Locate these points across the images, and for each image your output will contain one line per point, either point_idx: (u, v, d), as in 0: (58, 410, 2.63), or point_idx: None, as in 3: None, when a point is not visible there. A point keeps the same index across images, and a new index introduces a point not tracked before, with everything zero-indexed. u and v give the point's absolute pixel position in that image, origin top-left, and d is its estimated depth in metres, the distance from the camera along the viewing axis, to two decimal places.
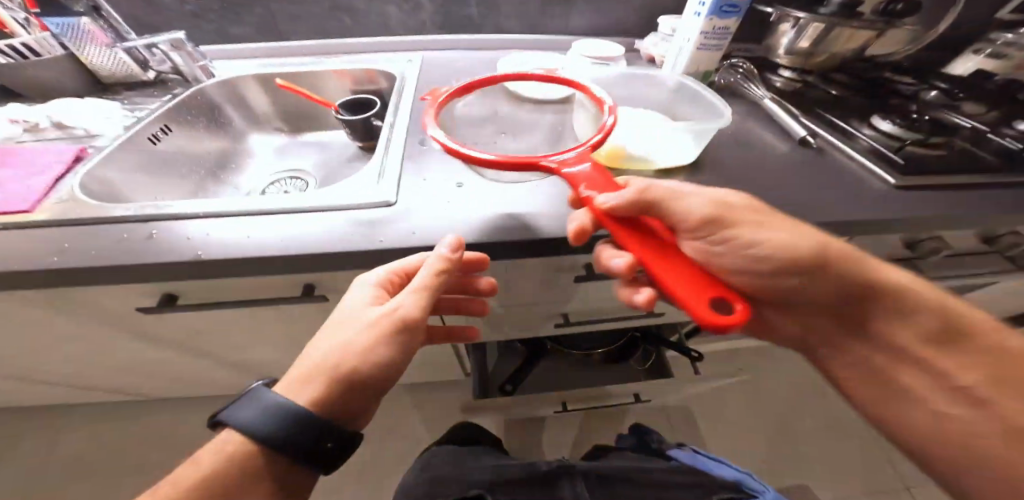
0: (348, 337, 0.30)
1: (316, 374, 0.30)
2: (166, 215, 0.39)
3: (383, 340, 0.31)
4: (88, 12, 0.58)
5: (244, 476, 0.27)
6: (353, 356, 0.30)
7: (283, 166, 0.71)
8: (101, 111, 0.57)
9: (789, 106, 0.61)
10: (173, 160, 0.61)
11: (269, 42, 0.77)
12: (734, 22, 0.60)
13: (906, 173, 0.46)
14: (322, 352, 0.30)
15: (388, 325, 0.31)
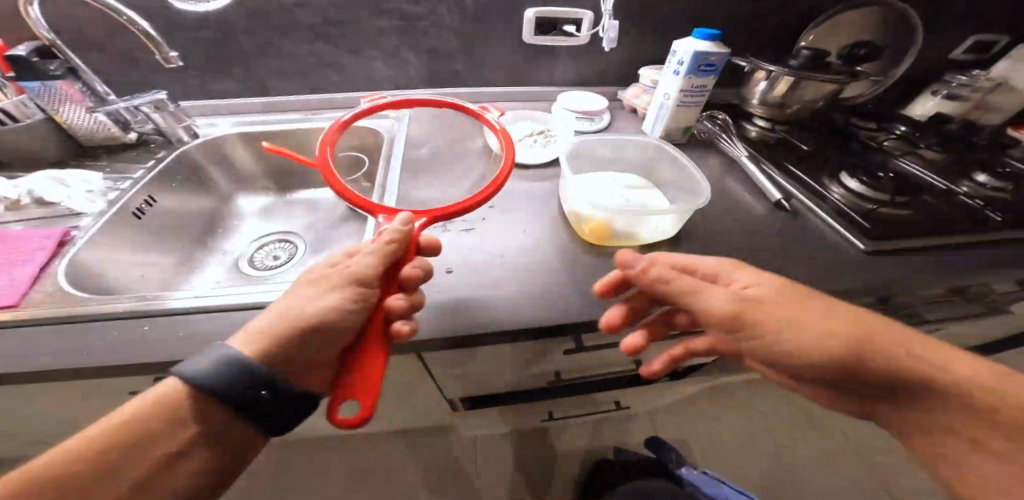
0: (300, 299, 0.33)
1: (266, 327, 0.32)
2: (161, 311, 0.40)
3: (334, 293, 0.33)
4: (64, 74, 0.58)
5: (170, 419, 0.29)
6: (303, 318, 0.31)
7: (271, 228, 0.72)
8: (85, 185, 0.56)
9: (765, 162, 0.64)
10: (160, 234, 0.61)
11: (256, 98, 0.78)
12: (712, 81, 0.62)
13: (874, 238, 0.49)
14: (276, 308, 0.33)
15: (338, 283, 0.33)
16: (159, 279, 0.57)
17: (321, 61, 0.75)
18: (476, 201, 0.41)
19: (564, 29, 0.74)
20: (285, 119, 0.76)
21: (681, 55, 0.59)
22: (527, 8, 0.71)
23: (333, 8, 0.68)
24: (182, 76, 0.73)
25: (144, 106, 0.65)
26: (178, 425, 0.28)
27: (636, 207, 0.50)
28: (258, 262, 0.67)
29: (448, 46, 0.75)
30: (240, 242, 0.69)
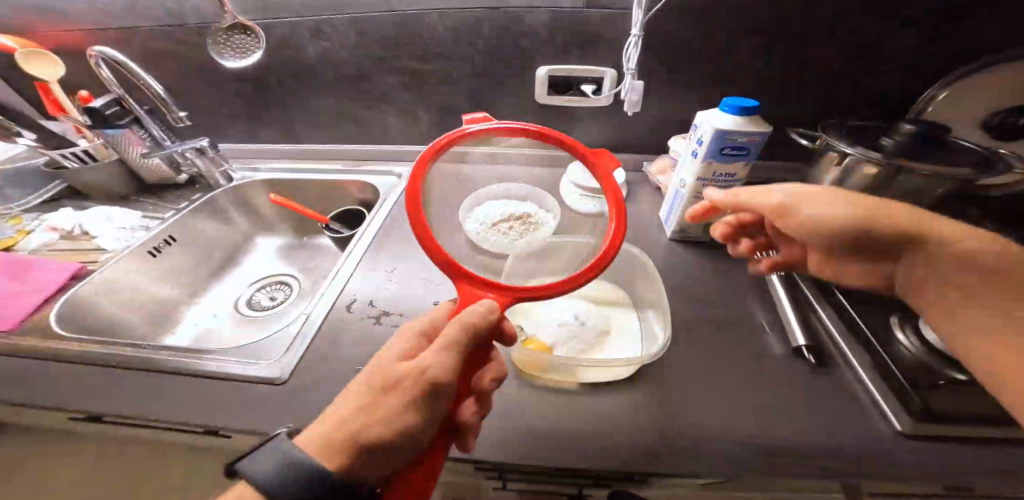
0: (388, 402, 0.28)
1: (334, 432, 0.27)
2: (137, 364, 0.46)
3: (409, 407, 0.28)
4: (130, 123, 0.69)
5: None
6: (385, 426, 0.27)
7: (268, 269, 0.81)
8: (119, 224, 0.70)
9: (802, 287, 0.53)
10: (177, 269, 0.72)
11: (288, 142, 0.85)
12: (743, 167, 0.52)
13: (923, 423, 0.38)
14: (340, 409, 0.28)
15: (412, 390, 0.28)
16: (150, 316, 0.66)
17: (340, 113, 0.79)
18: (551, 293, 0.37)
19: (581, 89, 0.68)
20: (309, 168, 0.82)
21: (702, 130, 0.50)
22: (539, 65, 0.67)
23: (350, 65, 0.71)
24: (235, 120, 0.83)
25: (188, 152, 0.73)
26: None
27: (586, 343, 0.47)
28: (255, 304, 0.75)
29: (458, 103, 0.74)
30: (237, 281, 0.79)
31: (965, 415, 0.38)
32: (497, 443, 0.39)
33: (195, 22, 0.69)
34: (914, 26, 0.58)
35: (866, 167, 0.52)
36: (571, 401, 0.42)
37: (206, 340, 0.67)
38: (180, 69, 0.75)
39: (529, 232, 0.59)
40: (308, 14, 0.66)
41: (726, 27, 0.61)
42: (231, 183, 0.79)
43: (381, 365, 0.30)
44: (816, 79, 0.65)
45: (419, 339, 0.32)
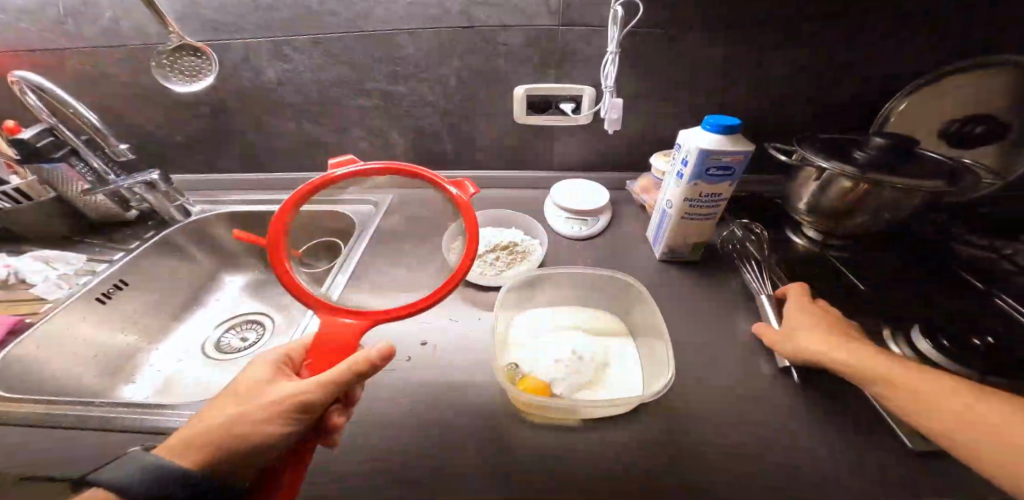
0: (250, 412, 0.31)
1: (197, 441, 0.30)
2: (117, 427, 0.42)
3: (270, 423, 0.31)
4: (67, 155, 0.62)
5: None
6: (247, 435, 0.30)
7: (238, 308, 0.76)
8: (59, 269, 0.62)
9: None
10: (136, 311, 0.66)
11: (252, 172, 0.80)
12: (728, 188, 0.51)
13: (925, 439, 0.39)
14: (215, 417, 0.31)
15: (285, 406, 0.32)
16: (102, 365, 0.58)
17: (307, 139, 0.74)
18: (411, 313, 0.39)
19: (561, 108, 0.67)
20: (278, 199, 0.77)
21: (686, 151, 0.49)
22: (517, 85, 0.65)
23: (315, 88, 0.67)
24: (190, 149, 0.77)
25: (136, 187, 0.66)
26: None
27: (586, 379, 0.45)
28: (224, 346, 0.69)
29: (434, 125, 0.71)
30: (203, 322, 0.73)
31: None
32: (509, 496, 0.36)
33: (137, 44, 0.63)
34: (877, 39, 0.60)
35: (842, 181, 0.53)
36: (584, 446, 0.40)
37: (168, 390, 0.61)
38: (124, 95, 0.69)
39: (516, 263, 0.59)
40: (266, 35, 0.61)
41: (701, 44, 0.61)
42: (190, 218, 0.74)
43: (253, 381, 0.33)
44: (789, 92, 0.66)
45: (282, 362, 0.36)
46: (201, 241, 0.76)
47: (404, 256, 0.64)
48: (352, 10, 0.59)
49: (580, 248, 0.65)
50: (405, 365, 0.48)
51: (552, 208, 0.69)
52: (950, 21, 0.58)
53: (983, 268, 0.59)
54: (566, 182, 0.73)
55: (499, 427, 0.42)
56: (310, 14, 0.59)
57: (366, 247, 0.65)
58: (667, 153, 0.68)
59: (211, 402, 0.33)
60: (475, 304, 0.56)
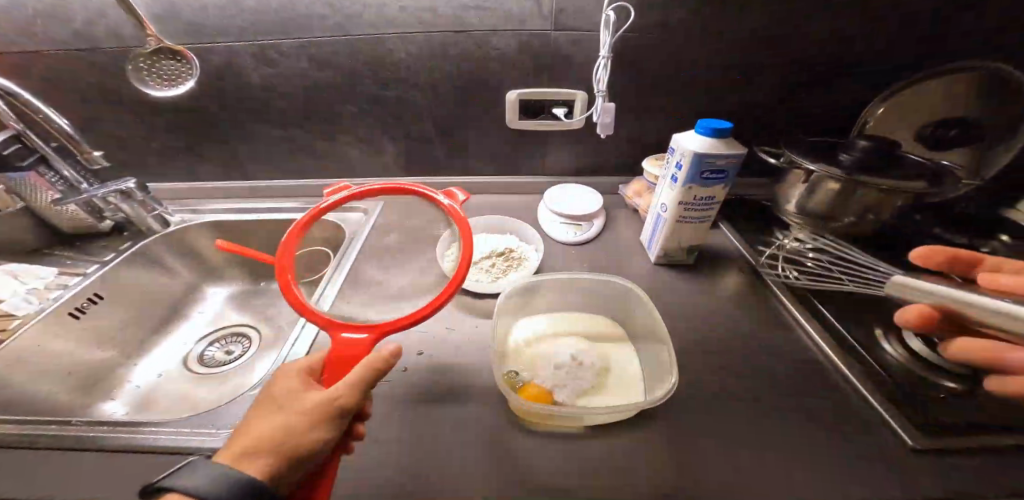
0: (292, 419, 0.31)
1: (250, 448, 0.30)
2: (106, 445, 0.41)
3: (318, 424, 0.31)
4: (37, 164, 0.58)
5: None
6: (294, 440, 0.30)
7: (221, 320, 0.73)
8: (25, 284, 0.58)
9: (790, 305, 0.55)
10: (113, 327, 0.63)
11: (235, 180, 0.77)
12: (721, 191, 0.51)
13: (928, 434, 0.40)
14: (260, 426, 0.31)
15: (323, 411, 0.32)
16: (76, 383, 0.55)
17: (294, 145, 0.72)
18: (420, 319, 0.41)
19: (553, 112, 0.67)
20: (263, 208, 0.75)
21: (680, 155, 0.50)
22: (509, 89, 0.65)
23: (302, 93, 0.65)
24: (169, 155, 0.74)
25: (110, 196, 0.63)
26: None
27: (588, 384, 0.44)
28: (208, 360, 0.66)
29: (425, 131, 0.70)
30: (184, 335, 0.70)
31: (962, 423, 0.41)
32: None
33: (112, 47, 0.60)
34: (857, 45, 0.62)
35: (829, 183, 0.55)
36: (592, 453, 0.40)
37: (148, 405, 0.58)
38: (97, 100, 0.66)
39: (513, 270, 0.59)
40: (251, 38, 0.60)
41: (690, 50, 0.62)
42: (168, 228, 0.70)
43: (288, 390, 0.34)
44: (775, 96, 0.67)
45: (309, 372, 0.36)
46: (181, 252, 0.73)
47: (397, 264, 0.63)
48: (341, 13, 0.57)
49: (576, 253, 0.65)
50: (401, 376, 0.46)
51: (545, 213, 0.69)
52: (924, 29, 0.61)
53: None
54: (559, 187, 0.72)
55: (503, 438, 0.41)
56: (297, 17, 0.58)
57: (357, 256, 0.63)
58: (659, 157, 0.69)
59: (250, 413, 0.33)
60: (473, 312, 0.55)
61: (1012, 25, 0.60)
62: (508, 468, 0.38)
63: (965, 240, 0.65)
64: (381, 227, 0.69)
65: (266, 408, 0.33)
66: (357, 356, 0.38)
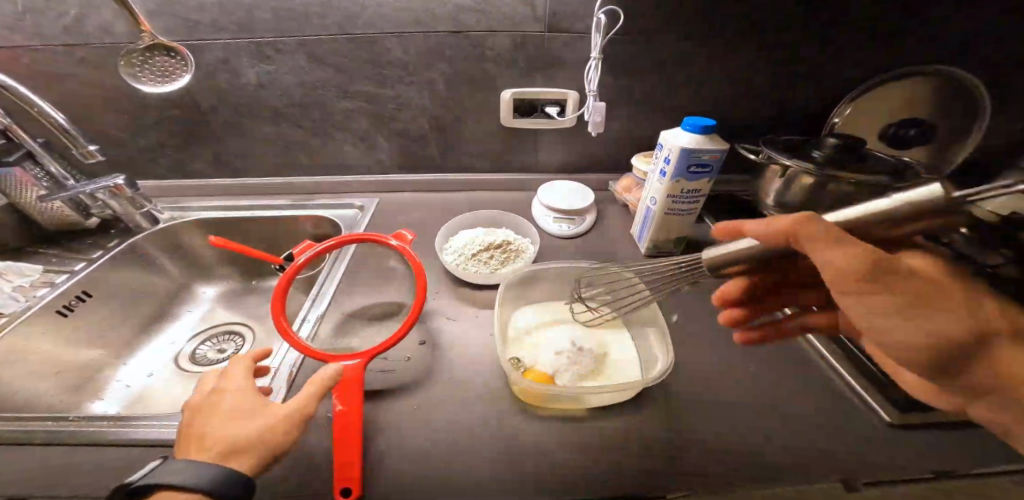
0: (259, 425, 0.34)
1: (221, 453, 0.32)
2: (113, 438, 0.42)
3: (289, 423, 0.35)
4: (22, 159, 0.57)
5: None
6: (268, 442, 0.34)
7: (214, 318, 0.72)
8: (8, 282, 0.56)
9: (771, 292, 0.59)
10: (101, 325, 0.61)
11: (227, 177, 0.77)
12: (706, 183, 0.54)
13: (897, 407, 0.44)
14: (228, 432, 0.34)
15: (291, 418, 0.35)
16: (67, 382, 0.54)
17: (289, 142, 0.73)
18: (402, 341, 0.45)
19: (546, 111, 0.69)
20: (257, 205, 0.74)
21: (668, 150, 0.52)
22: (504, 88, 0.67)
23: (299, 90, 0.66)
24: (157, 152, 0.73)
25: (98, 193, 0.62)
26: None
27: (588, 368, 0.46)
28: (200, 358, 0.65)
29: (421, 129, 0.72)
30: (176, 334, 0.69)
31: None
32: (529, 479, 0.38)
33: (103, 43, 0.59)
34: (827, 51, 0.67)
35: (804, 178, 0.58)
36: (596, 435, 0.42)
37: (141, 404, 0.57)
38: (84, 96, 0.64)
39: (509, 262, 0.61)
40: (248, 36, 0.60)
41: (675, 52, 0.65)
42: (157, 226, 0.69)
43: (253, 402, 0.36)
44: (753, 98, 0.72)
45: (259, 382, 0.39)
46: (171, 251, 0.72)
47: (393, 258, 0.64)
48: (340, 14, 0.59)
49: (569, 246, 0.67)
50: (405, 365, 0.47)
51: (538, 208, 0.71)
52: (886, 38, 0.67)
53: None
54: (552, 183, 0.75)
55: (510, 423, 0.42)
56: (295, 15, 0.59)
57: (352, 251, 0.64)
58: (646, 154, 0.71)
59: (209, 419, 0.35)
60: (473, 304, 0.56)
61: (962, 36, 0.66)
62: (516, 446, 0.40)
63: None
64: (377, 222, 0.70)
65: (228, 415, 0.35)
66: (357, 384, 0.42)
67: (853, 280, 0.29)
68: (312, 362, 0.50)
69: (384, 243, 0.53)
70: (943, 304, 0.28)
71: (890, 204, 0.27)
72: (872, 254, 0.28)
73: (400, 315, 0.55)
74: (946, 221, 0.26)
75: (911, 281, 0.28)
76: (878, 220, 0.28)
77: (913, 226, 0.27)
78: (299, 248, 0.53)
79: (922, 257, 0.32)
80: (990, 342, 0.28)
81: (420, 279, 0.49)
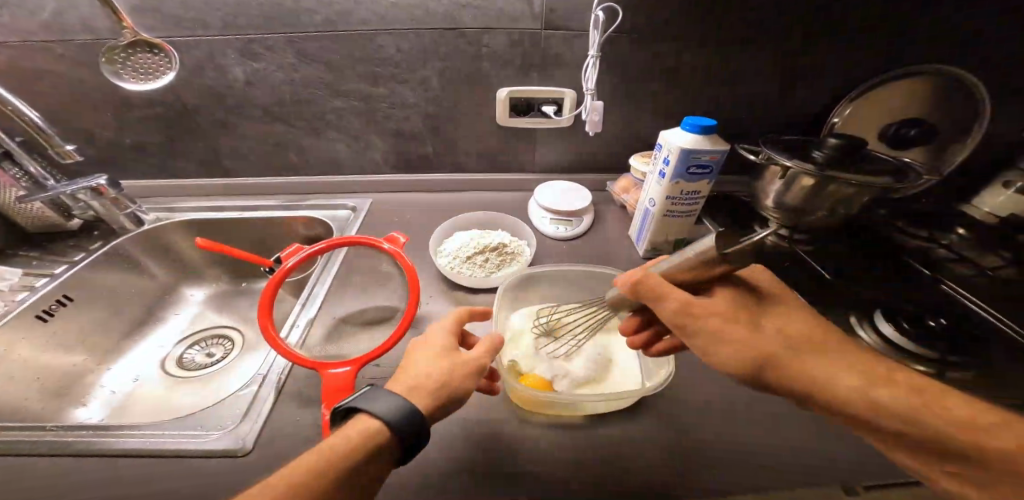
0: (440, 366, 0.36)
1: (411, 389, 0.34)
2: (92, 449, 0.40)
3: (468, 377, 0.36)
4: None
5: (378, 454, 0.31)
6: (446, 385, 0.35)
7: (202, 321, 0.70)
8: None
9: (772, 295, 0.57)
10: (85, 329, 0.59)
11: (215, 177, 0.75)
12: (705, 185, 0.53)
13: None
14: (417, 371, 0.36)
15: (471, 366, 0.36)
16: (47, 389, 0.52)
17: (279, 142, 0.71)
18: (393, 348, 0.44)
19: (543, 110, 0.68)
20: (247, 206, 0.72)
21: (667, 151, 0.51)
22: (500, 87, 0.66)
23: (289, 88, 0.64)
24: (143, 151, 0.71)
25: (80, 194, 0.60)
26: (379, 461, 0.31)
27: (585, 374, 0.45)
28: (187, 363, 0.63)
29: (415, 128, 0.70)
30: (162, 338, 0.67)
31: None
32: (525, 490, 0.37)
33: (84, 39, 0.57)
34: (827, 51, 0.66)
35: (804, 179, 0.57)
36: (596, 442, 0.41)
37: (127, 410, 0.55)
38: (64, 93, 0.62)
39: (505, 265, 0.59)
40: (236, 33, 0.58)
41: (674, 51, 0.64)
42: (142, 227, 0.67)
43: (438, 347, 0.37)
44: (753, 98, 0.71)
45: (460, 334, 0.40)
46: (157, 253, 0.70)
47: (385, 260, 0.62)
48: (331, 10, 0.57)
49: (566, 248, 0.66)
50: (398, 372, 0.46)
51: (535, 208, 0.70)
52: (887, 37, 0.66)
53: (928, 255, 0.66)
54: (549, 184, 0.74)
55: (507, 432, 0.41)
56: (285, 11, 0.57)
57: (343, 253, 0.62)
58: (645, 155, 0.70)
59: (408, 358, 0.37)
60: (468, 308, 0.55)
61: (962, 37, 0.66)
62: (512, 457, 0.39)
63: (927, 234, 0.70)
64: (370, 223, 0.69)
65: (421, 356, 0.37)
66: (346, 393, 0.41)
67: (669, 322, 0.36)
68: (301, 368, 0.48)
69: (376, 246, 0.51)
70: (734, 332, 0.34)
71: (693, 255, 0.35)
72: (678, 303, 0.35)
73: (392, 319, 0.53)
74: (728, 269, 0.34)
75: (710, 319, 0.34)
76: (680, 270, 0.36)
77: (705, 272, 0.35)
78: (287, 251, 0.51)
79: (729, 292, 0.36)
80: (783, 361, 0.33)
81: (413, 284, 0.48)
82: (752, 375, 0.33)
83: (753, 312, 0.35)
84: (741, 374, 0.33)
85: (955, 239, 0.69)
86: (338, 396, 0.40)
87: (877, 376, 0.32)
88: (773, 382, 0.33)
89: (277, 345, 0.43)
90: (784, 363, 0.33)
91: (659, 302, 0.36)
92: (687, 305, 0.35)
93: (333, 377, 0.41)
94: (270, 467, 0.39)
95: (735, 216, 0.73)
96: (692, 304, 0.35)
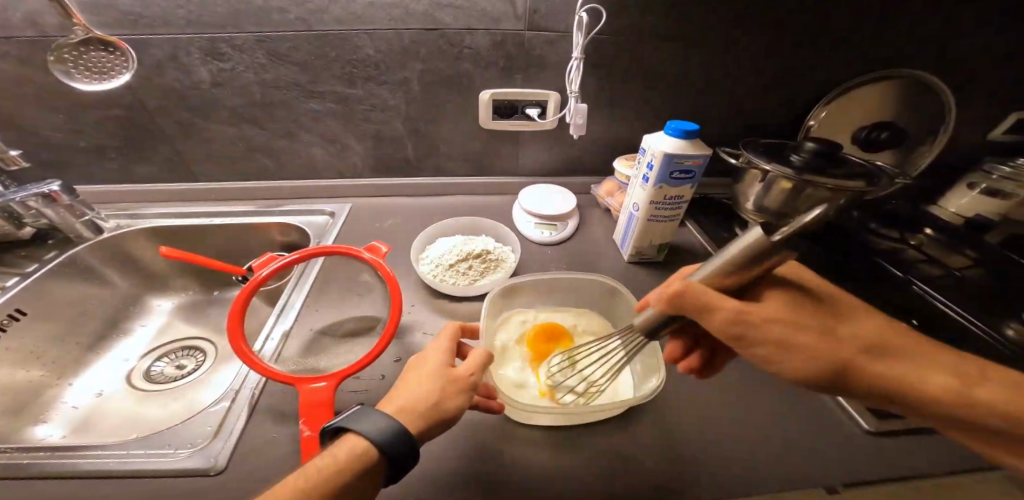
0: (430, 384, 0.34)
1: (401, 409, 0.33)
2: (45, 473, 0.38)
3: (459, 395, 0.34)
4: None
5: (363, 477, 0.30)
6: (436, 403, 0.33)
7: (172, 333, 0.67)
8: None
9: None
10: (41, 345, 0.55)
11: (181, 182, 0.71)
12: (689, 189, 0.53)
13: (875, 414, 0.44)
14: (408, 389, 0.34)
15: (461, 383, 0.35)
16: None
17: (251, 145, 0.68)
18: (373, 360, 0.42)
19: (526, 112, 0.66)
20: (216, 212, 0.69)
21: (651, 155, 0.51)
22: (482, 89, 0.64)
23: (259, 89, 0.61)
24: (101, 155, 0.66)
25: (30, 201, 0.55)
26: (363, 484, 0.30)
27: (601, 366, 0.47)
28: (156, 375, 0.60)
29: (393, 132, 0.68)
30: (127, 350, 0.63)
31: None
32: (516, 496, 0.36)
33: (31, 37, 0.53)
34: (804, 57, 0.68)
35: (783, 182, 0.58)
36: (585, 454, 0.40)
37: (89, 427, 0.51)
38: (12, 93, 0.58)
39: (490, 272, 0.58)
40: (200, 31, 0.55)
41: (656, 56, 0.64)
42: (101, 236, 0.64)
43: (428, 365, 0.36)
44: (734, 102, 0.72)
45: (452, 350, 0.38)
46: (118, 262, 0.66)
47: (365, 269, 0.60)
48: (303, 8, 0.54)
49: (551, 253, 0.65)
50: (378, 384, 0.44)
51: (519, 212, 0.70)
52: (863, 43, 0.67)
53: (899, 256, 0.69)
54: (533, 188, 0.73)
55: (492, 444, 0.40)
56: (254, 9, 0.54)
57: (321, 261, 0.60)
58: (628, 158, 0.70)
59: (400, 378, 0.36)
60: (450, 317, 0.53)
61: (930, 45, 0.68)
62: (503, 466, 0.39)
63: (898, 235, 0.72)
64: (349, 230, 0.66)
65: (411, 375, 0.36)
66: (325, 408, 0.39)
67: (718, 331, 0.32)
68: (276, 382, 0.46)
69: (354, 253, 0.50)
70: (807, 342, 0.31)
71: (733, 256, 0.31)
72: (730, 314, 0.31)
73: (372, 330, 0.52)
74: (778, 262, 0.29)
75: (770, 326, 0.31)
76: (721, 277, 0.32)
77: (749, 272, 0.30)
78: (260, 261, 0.49)
79: (778, 295, 0.33)
80: (862, 367, 0.31)
81: (394, 292, 0.47)
82: (829, 381, 0.32)
83: (819, 316, 0.32)
84: (820, 382, 0.32)
85: (924, 241, 0.72)
86: (317, 416, 0.38)
87: (965, 374, 0.32)
88: (854, 389, 0.32)
89: (249, 358, 0.41)
90: (870, 369, 0.31)
91: (708, 312, 0.32)
92: (738, 316, 0.31)
93: (311, 393, 0.39)
94: (243, 485, 0.37)
95: (720, 218, 0.74)
96: (742, 312, 0.32)
